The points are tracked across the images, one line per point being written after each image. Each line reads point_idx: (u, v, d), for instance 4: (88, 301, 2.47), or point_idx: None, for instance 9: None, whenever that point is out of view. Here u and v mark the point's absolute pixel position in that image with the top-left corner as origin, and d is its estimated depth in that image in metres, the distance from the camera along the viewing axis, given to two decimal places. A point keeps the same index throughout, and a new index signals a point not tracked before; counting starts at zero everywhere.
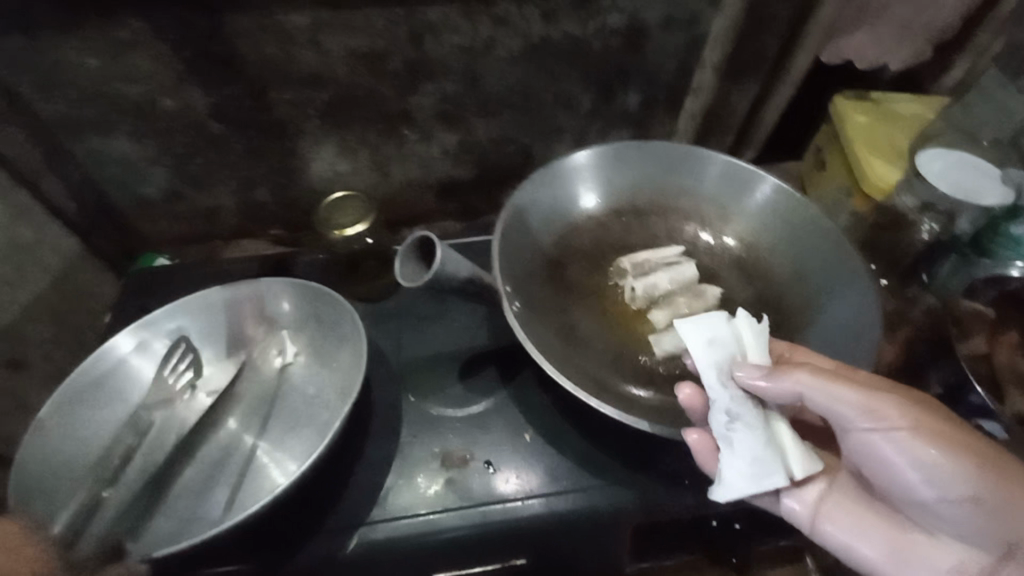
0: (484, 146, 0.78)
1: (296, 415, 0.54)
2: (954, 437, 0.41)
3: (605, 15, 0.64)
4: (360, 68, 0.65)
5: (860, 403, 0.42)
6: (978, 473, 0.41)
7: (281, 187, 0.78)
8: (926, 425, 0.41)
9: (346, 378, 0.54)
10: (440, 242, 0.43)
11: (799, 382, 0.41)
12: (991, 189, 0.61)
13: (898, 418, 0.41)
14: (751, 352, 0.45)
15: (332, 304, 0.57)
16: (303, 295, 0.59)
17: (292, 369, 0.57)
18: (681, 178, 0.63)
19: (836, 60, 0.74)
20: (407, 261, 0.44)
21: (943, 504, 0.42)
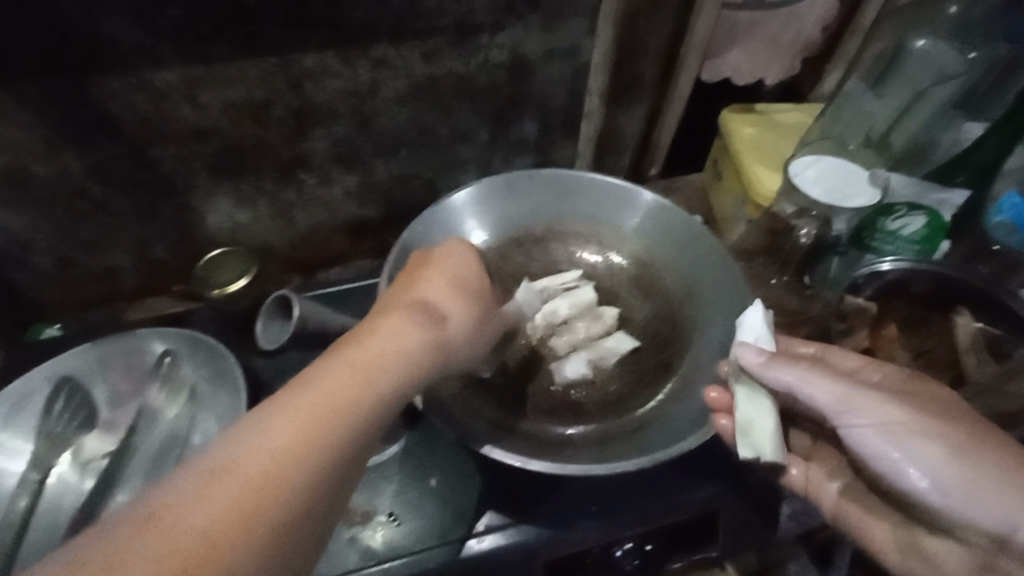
0: (388, 184, 0.78)
1: (181, 467, 0.49)
2: (958, 424, 0.41)
3: (486, 50, 0.66)
4: (245, 119, 0.63)
5: (842, 397, 0.42)
6: (974, 452, 0.39)
7: (180, 242, 0.74)
8: (932, 419, 0.41)
9: (231, 416, 0.51)
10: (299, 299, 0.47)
11: (793, 374, 0.43)
12: (858, 193, 0.64)
13: (891, 404, 0.42)
14: (759, 339, 0.47)
15: (211, 344, 0.55)
16: (181, 341, 0.55)
17: (175, 418, 0.52)
18: (573, 202, 0.64)
19: (716, 77, 0.78)
20: (270, 323, 0.48)
21: (957, 498, 0.39)
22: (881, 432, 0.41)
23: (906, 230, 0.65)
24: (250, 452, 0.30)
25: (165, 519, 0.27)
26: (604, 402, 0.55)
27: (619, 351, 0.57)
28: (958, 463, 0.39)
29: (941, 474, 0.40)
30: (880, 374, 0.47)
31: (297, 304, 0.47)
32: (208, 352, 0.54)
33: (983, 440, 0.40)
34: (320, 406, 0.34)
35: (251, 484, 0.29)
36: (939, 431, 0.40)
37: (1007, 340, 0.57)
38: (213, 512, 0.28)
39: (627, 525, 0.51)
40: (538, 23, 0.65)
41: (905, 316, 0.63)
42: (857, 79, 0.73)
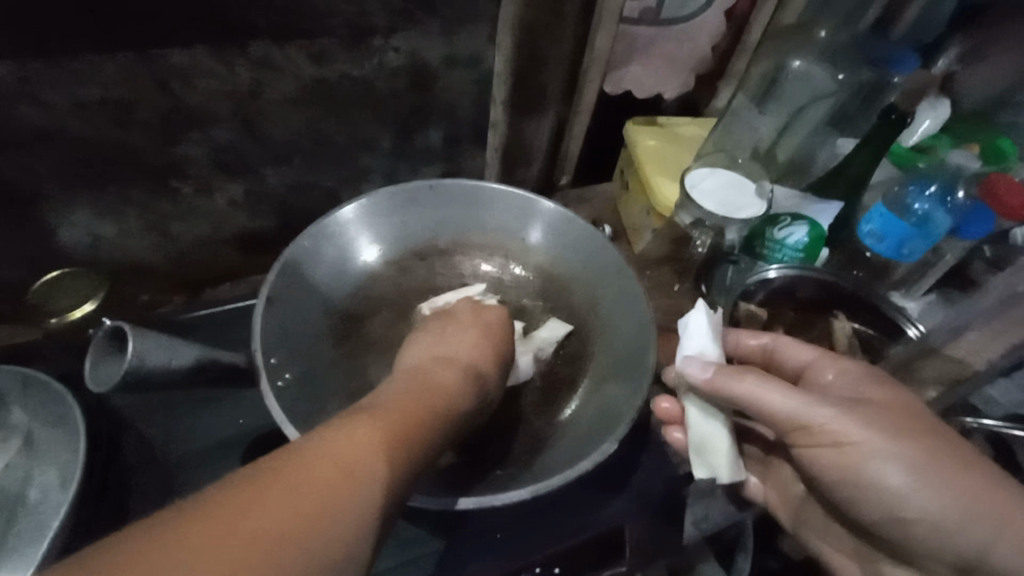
0: (282, 194, 0.72)
1: (2, 534, 0.41)
2: (913, 432, 0.43)
3: (382, 54, 0.62)
4: (102, 121, 0.56)
5: (801, 413, 0.44)
6: (924, 458, 0.43)
7: (26, 262, 0.64)
8: (888, 433, 0.43)
9: (73, 467, 0.44)
10: (134, 335, 0.42)
11: (747, 389, 0.45)
12: (749, 205, 0.67)
13: (851, 421, 0.43)
14: (706, 351, 0.49)
15: (46, 385, 0.47)
16: (6, 381, 0.47)
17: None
18: (476, 213, 0.62)
19: (619, 90, 0.80)
20: (102, 363, 0.44)
21: (914, 504, 0.43)
22: (842, 449, 0.44)
23: (791, 239, 0.69)
24: (339, 444, 0.33)
25: (260, 496, 0.29)
26: (508, 421, 0.53)
27: (554, 341, 0.57)
28: (909, 472, 0.43)
29: (895, 483, 0.43)
30: (838, 371, 0.49)
31: (133, 342, 0.42)
32: (42, 394, 0.47)
33: (934, 442, 0.43)
34: (382, 429, 0.36)
35: (333, 470, 0.32)
36: (896, 445, 0.43)
37: (877, 340, 0.64)
38: (295, 486, 0.30)
39: (532, 550, 0.50)
40: (436, 29, 0.63)
41: (791, 321, 0.66)
42: (743, 96, 0.76)
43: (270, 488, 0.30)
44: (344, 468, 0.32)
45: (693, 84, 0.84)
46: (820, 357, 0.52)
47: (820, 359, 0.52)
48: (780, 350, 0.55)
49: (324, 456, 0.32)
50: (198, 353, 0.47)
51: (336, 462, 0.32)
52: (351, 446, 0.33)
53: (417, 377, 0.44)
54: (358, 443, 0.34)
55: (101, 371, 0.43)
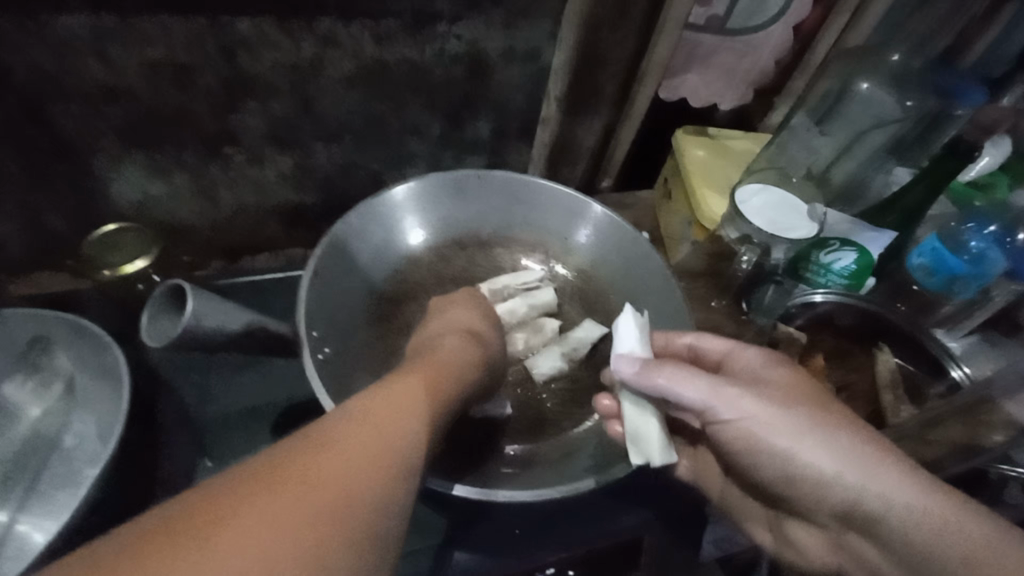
0: (328, 172, 0.72)
1: (44, 474, 0.43)
2: (812, 404, 0.42)
3: (442, 41, 0.62)
4: (164, 85, 0.57)
5: (708, 395, 0.43)
6: (827, 427, 0.41)
7: (79, 214, 0.65)
8: (779, 407, 0.42)
9: (108, 421, 0.44)
10: (194, 296, 0.43)
11: (665, 379, 0.43)
12: (799, 225, 0.65)
13: (746, 396, 0.43)
14: (637, 348, 0.47)
15: (93, 336, 0.45)
16: (50, 326, 0.45)
17: (44, 419, 0.46)
18: (522, 208, 0.61)
19: (674, 98, 0.79)
20: (161, 316, 0.45)
21: (815, 479, 0.41)
22: (746, 424, 0.43)
23: (837, 264, 0.68)
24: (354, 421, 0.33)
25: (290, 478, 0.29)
26: (537, 420, 0.53)
27: (589, 341, 0.56)
28: (806, 445, 0.41)
29: (789, 454, 0.41)
30: (753, 360, 0.47)
31: (190, 302, 0.43)
32: (82, 345, 0.45)
33: (830, 415, 0.41)
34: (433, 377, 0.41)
35: (359, 444, 0.32)
36: (790, 413, 0.42)
37: (921, 378, 0.61)
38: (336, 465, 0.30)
39: (552, 550, 0.50)
40: (500, 19, 0.62)
41: (830, 346, 0.64)
42: (804, 114, 0.74)
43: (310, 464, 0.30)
44: (367, 439, 0.32)
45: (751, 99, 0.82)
46: (736, 346, 0.48)
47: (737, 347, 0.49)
48: (701, 347, 0.50)
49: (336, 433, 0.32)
50: (248, 318, 0.47)
51: (358, 438, 0.32)
52: (362, 422, 0.33)
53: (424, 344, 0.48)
54: (372, 417, 0.34)
55: (161, 325, 0.44)
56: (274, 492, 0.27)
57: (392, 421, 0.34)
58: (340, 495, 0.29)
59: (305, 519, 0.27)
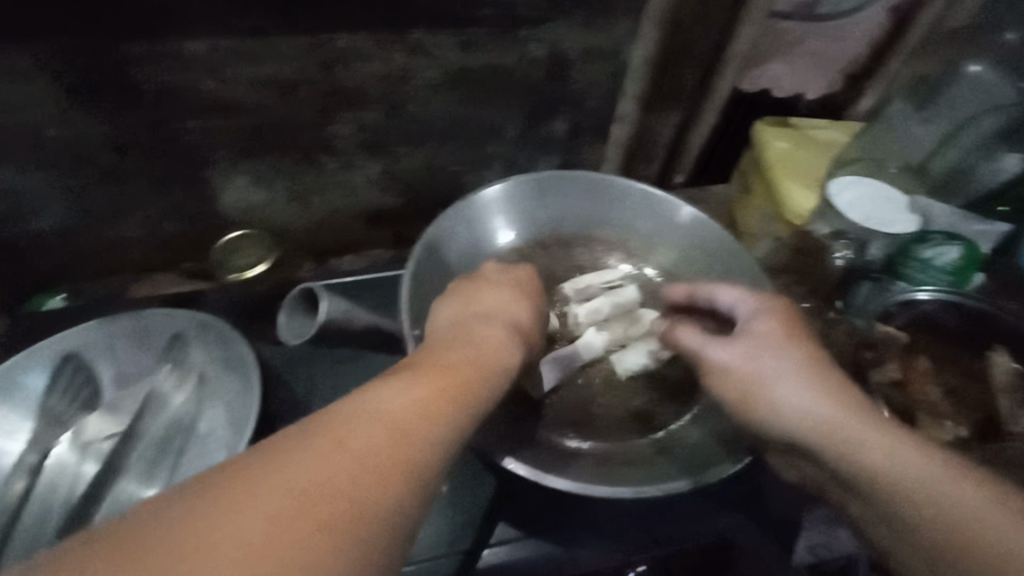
0: (411, 175, 0.76)
1: (183, 457, 0.48)
2: (794, 353, 0.45)
3: (524, 44, 0.63)
4: (269, 99, 0.61)
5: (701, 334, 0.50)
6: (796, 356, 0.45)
7: (192, 220, 0.72)
8: (760, 352, 0.46)
9: (239, 410, 0.49)
10: (327, 295, 0.53)
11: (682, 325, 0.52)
12: (898, 219, 0.61)
13: (731, 349, 0.47)
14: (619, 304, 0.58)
15: (222, 328, 0.53)
16: (189, 324, 0.53)
17: (183, 406, 0.51)
18: (603, 207, 0.62)
19: (755, 88, 0.76)
20: (295, 316, 0.54)
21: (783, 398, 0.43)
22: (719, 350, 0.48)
23: (940, 259, 0.62)
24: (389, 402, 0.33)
25: (325, 448, 0.29)
26: (628, 416, 0.53)
27: None
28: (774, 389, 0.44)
29: (778, 389, 0.44)
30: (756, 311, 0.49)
31: (325, 299, 0.52)
32: (218, 341, 0.52)
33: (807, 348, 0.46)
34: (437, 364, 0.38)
35: (391, 423, 0.31)
36: (767, 362, 0.45)
37: None
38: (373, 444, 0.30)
39: (640, 549, 0.49)
40: (581, 20, 0.63)
41: (933, 348, 0.61)
42: (903, 101, 0.72)
43: (348, 427, 0.30)
44: (400, 420, 0.32)
45: (840, 86, 0.79)
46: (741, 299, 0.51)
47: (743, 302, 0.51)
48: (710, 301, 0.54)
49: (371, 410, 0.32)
50: (371, 322, 0.55)
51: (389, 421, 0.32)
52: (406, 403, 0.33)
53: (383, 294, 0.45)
54: (412, 394, 0.34)
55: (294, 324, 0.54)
56: (297, 469, 0.27)
57: (432, 402, 0.34)
58: (324, 495, 0.26)
59: (341, 497, 0.27)
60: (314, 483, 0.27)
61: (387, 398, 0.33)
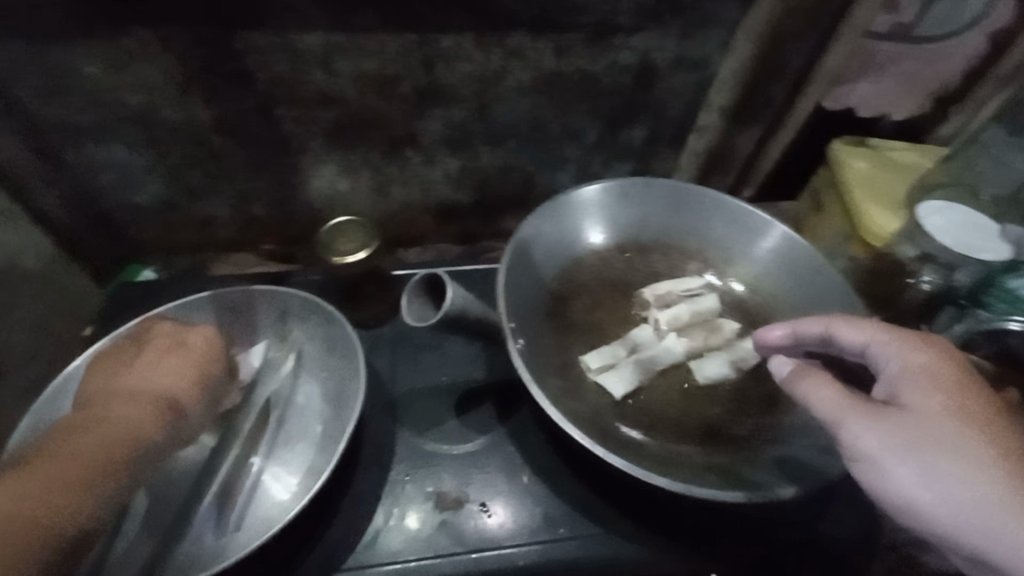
0: (488, 173, 0.77)
1: (284, 425, 0.52)
2: (968, 422, 0.38)
3: (618, 51, 0.64)
4: (369, 93, 0.64)
5: (842, 402, 0.40)
6: (981, 446, 0.37)
7: (278, 204, 0.75)
8: (910, 448, 0.37)
9: (340, 388, 0.53)
10: (451, 282, 0.46)
11: (810, 385, 0.42)
12: (991, 246, 0.61)
13: (889, 417, 0.39)
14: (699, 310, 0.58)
15: (323, 309, 0.55)
16: (292, 302, 0.57)
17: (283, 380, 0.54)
18: (685, 217, 0.63)
19: (839, 106, 0.76)
20: (414, 298, 0.47)
21: (964, 501, 0.36)
22: (883, 434, 0.38)
23: None
24: (66, 435, 0.44)
25: (50, 464, 0.41)
26: (707, 427, 0.52)
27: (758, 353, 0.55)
28: (953, 468, 0.36)
29: (958, 496, 0.36)
30: (911, 358, 0.41)
31: (450, 288, 0.46)
32: (319, 321, 0.56)
33: (994, 423, 0.38)
34: (138, 411, 0.46)
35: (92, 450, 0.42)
36: (937, 431, 0.37)
37: None
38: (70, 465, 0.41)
39: (718, 555, 0.49)
40: (677, 31, 0.64)
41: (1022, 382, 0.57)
42: (998, 127, 0.70)
43: (64, 453, 0.42)
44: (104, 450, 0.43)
45: (925, 109, 0.77)
46: (876, 340, 0.43)
47: (877, 343, 0.43)
48: (835, 340, 0.45)
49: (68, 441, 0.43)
50: (482, 310, 0.50)
51: (89, 450, 0.42)
52: (114, 435, 0.44)
53: (178, 337, 0.53)
54: (115, 427, 0.45)
55: (422, 311, 0.47)
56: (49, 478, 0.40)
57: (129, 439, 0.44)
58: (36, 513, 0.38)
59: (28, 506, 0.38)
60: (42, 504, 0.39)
61: (79, 431, 0.44)
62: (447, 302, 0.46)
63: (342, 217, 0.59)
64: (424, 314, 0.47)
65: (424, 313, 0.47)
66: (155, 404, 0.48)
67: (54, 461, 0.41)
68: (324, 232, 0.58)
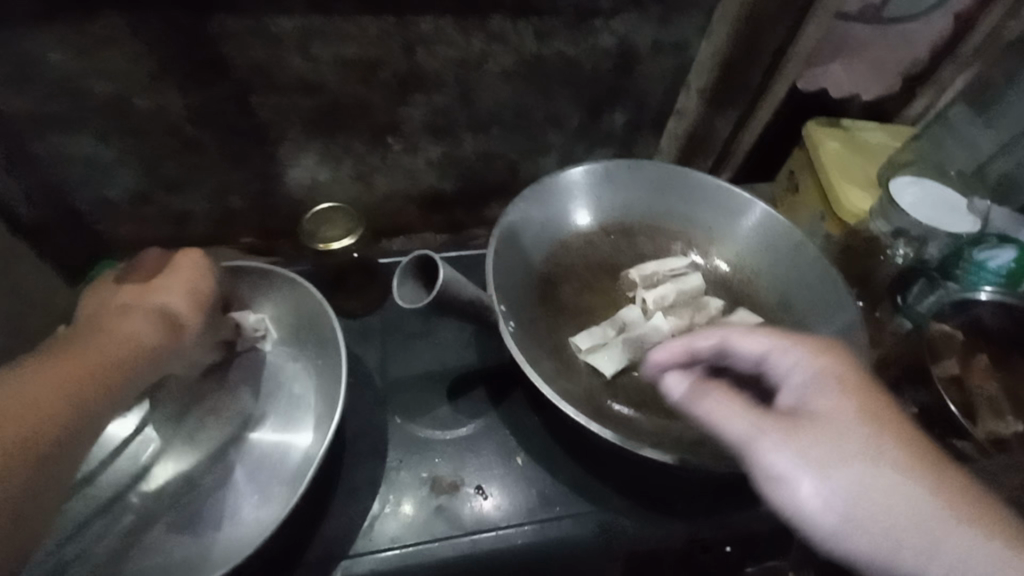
0: (471, 161, 0.77)
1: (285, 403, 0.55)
2: (881, 431, 0.34)
3: (598, 35, 0.65)
4: (349, 78, 0.62)
5: (749, 426, 0.35)
6: (892, 456, 0.33)
7: (257, 196, 0.73)
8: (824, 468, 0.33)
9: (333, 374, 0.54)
10: (443, 263, 0.46)
11: (712, 407, 0.36)
12: (960, 220, 0.65)
13: (799, 436, 0.34)
14: (687, 288, 0.59)
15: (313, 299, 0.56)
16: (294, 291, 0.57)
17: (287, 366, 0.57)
18: (668, 199, 0.64)
19: (813, 88, 0.78)
20: (406, 281, 0.47)
21: (878, 524, 0.32)
22: (796, 456, 0.33)
23: (992, 263, 0.62)
24: (53, 351, 0.41)
25: (22, 380, 0.38)
26: None
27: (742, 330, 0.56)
28: (864, 489, 0.32)
29: (874, 518, 0.32)
30: (814, 367, 0.37)
31: (442, 269, 0.46)
32: (315, 314, 0.57)
33: (899, 429, 0.34)
34: (139, 328, 0.44)
35: (77, 371, 0.39)
36: (853, 448, 0.33)
37: None
38: (50, 379, 0.38)
39: (709, 526, 0.51)
40: (656, 14, 0.64)
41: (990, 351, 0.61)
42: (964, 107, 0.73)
43: (32, 371, 0.38)
44: (93, 365, 0.40)
45: (895, 90, 0.80)
46: (777, 347, 0.39)
47: (777, 350, 0.39)
48: (732, 349, 0.41)
49: (53, 360, 0.40)
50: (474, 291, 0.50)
51: (69, 372, 0.39)
52: (98, 357, 0.41)
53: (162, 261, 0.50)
54: (105, 350, 0.41)
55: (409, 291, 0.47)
56: (28, 393, 0.37)
57: (113, 361, 0.41)
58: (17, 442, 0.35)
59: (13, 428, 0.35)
60: (21, 426, 0.36)
61: (64, 348, 0.41)
62: (439, 283, 0.45)
63: (324, 205, 0.58)
64: (417, 297, 0.47)
65: (416, 296, 0.47)
66: (154, 324, 0.45)
67: (29, 383, 0.38)
68: (309, 218, 0.57)
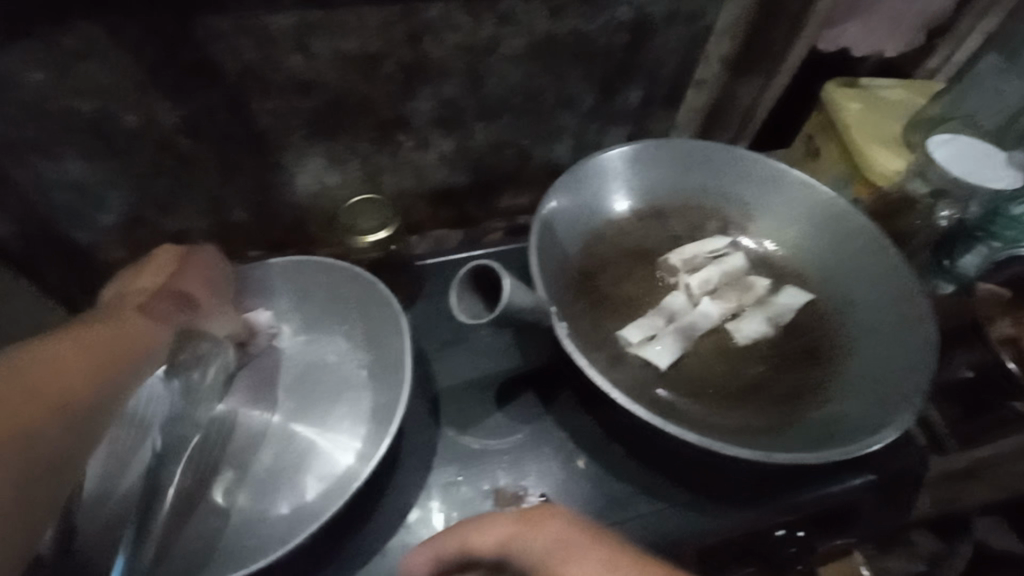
0: (483, 151, 0.73)
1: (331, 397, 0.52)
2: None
3: (611, 9, 0.61)
4: (352, 74, 0.58)
5: None
6: None
7: (259, 206, 0.69)
8: None
9: (385, 370, 0.52)
10: (507, 274, 0.44)
11: None
12: (1002, 175, 0.60)
13: None
14: (730, 264, 0.58)
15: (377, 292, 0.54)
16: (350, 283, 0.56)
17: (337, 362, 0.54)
18: (700, 176, 0.61)
19: (831, 48, 0.75)
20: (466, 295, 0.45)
21: None
22: None
23: None
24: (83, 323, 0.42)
25: (55, 349, 0.39)
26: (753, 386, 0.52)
27: (792, 308, 0.55)
28: None
29: None
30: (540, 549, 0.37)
31: (506, 280, 0.44)
32: (372, 309, 0.55)
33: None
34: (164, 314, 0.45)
35: (108, 349, 0.41)
36: None
37: None
38: (81, 351, 0.40)
39: (780, 514, 0.49)
40: None
41: None
42: (992, 56, 0.70)
43: (63, 340, 0.40)
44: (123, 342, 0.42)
45: (913, 44, 0.77)
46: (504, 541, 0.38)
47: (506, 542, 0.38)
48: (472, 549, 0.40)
49: (78, 334, 0.41)
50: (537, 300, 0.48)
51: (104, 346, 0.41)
52: (133, 335, 0.43)
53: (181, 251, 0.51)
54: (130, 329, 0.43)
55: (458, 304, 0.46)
56: (63, 362, 0.39)
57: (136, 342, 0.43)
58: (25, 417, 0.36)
59: (45, 397, 0.37)
60: (51, 393, 0.37)
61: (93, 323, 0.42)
62: (503, 296, 0.44)
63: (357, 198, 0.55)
64: (478, 312, 0.45)
65: (477, 310, 0.45)
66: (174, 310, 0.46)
67: (70, 350, 0.39)
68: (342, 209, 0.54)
